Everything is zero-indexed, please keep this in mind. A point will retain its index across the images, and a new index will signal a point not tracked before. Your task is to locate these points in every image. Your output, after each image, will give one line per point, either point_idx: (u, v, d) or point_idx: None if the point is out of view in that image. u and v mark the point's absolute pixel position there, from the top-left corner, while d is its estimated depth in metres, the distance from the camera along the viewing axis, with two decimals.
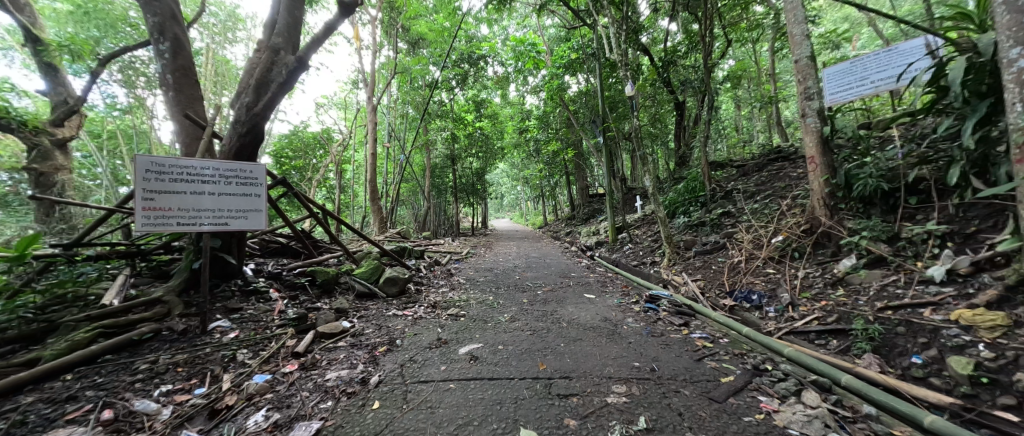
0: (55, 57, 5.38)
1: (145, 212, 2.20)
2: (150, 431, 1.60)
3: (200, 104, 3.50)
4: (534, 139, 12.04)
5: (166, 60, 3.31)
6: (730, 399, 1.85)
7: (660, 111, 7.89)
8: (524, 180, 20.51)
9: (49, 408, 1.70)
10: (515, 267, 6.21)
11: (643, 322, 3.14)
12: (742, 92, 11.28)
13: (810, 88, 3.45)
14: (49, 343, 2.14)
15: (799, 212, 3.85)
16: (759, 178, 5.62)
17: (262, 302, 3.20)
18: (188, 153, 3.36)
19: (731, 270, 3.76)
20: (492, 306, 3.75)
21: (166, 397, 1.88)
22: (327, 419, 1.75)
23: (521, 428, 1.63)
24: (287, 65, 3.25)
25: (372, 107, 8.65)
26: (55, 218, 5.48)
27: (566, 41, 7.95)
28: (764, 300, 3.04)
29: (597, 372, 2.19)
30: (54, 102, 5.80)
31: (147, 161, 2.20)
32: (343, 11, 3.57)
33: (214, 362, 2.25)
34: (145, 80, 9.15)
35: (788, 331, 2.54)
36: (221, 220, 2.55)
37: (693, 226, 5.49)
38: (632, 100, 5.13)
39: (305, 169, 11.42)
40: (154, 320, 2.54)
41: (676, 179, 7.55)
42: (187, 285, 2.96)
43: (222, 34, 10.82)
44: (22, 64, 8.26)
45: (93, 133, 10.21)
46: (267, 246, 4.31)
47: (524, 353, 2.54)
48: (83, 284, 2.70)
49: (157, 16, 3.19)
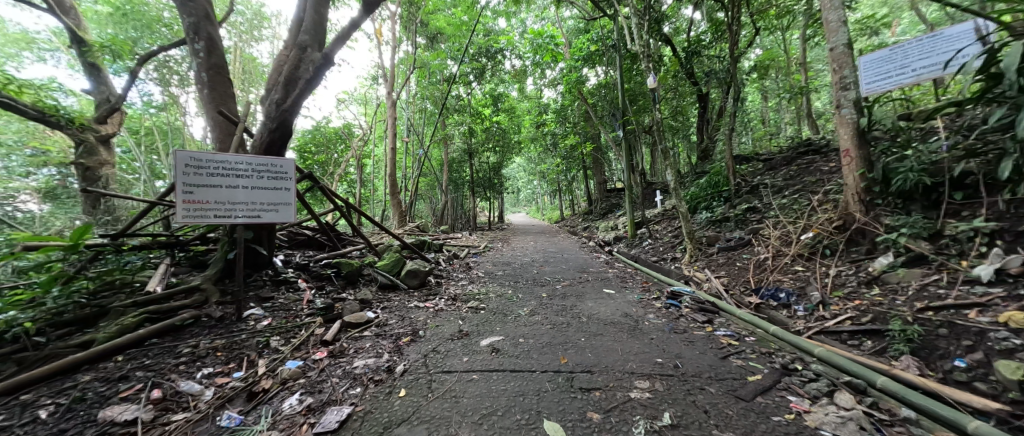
0: (98, 57, 5.66)
1: (185, 205, 2.31)
2: (195, 410, 1.73)
3: (231, 101, 3.61)
4: (551, 133, 11.81)
5: (201, 59, 3.41)
6: (758, 398, 1.81)
7: (682, 103, 7.64)
8: (541, 175, 20.35)
9: (105, 386, 1.83)
10: (533, 261, 6.19)
11: (665, 318, 3.09)
12: (770, 83, 10.81)
13: (847, 77, 3.27)
14: (103, 326, 2.30)
15: (831, 208, 3.68)
16: (787, 173, 5.42)
17: (292, 291, 3.33)
18: (222, 148, 3.50)
19: (757, 267, 3.66)
20: (511, 300, 3.77)
21: (208, 379, 2.00)
22: (357, 404, 1.82)
23: (545, 420, 1.65)
24: (313, 62, 3.28)
25: (392, 102, 8.67)
26: (100, 210, 5.84)
27: (586, 33, 7.76)
28: (792, 298, 2.95)
29: (619, 367, 2.19)
30: (97, 100, 6.10)
31: (186, 156, 2.29)
32: (366, 9, 3.60)
33: (250, 347, 2.37)
34: (179, 78, 9.53)
35: (818, 330, 2.46)
36: (254, 213, 2.65)
37: (716, 222, 5.35)
38: (654, 93, 4.94)
39: (328, 164, 11.73)
40: (194, 307, 2.69)
41: (699, 174, 7.33)
42: (222, 274, 3.09)
43: (249, 32, 11.12)
44: (67, 64, 8.74)
45: (132, 129, 10.75)
46: (294, 238, 4.44)
47: (545, 346, 2.55)
48: (129, 272, 2.90)
49: (191, 16, 3.28)
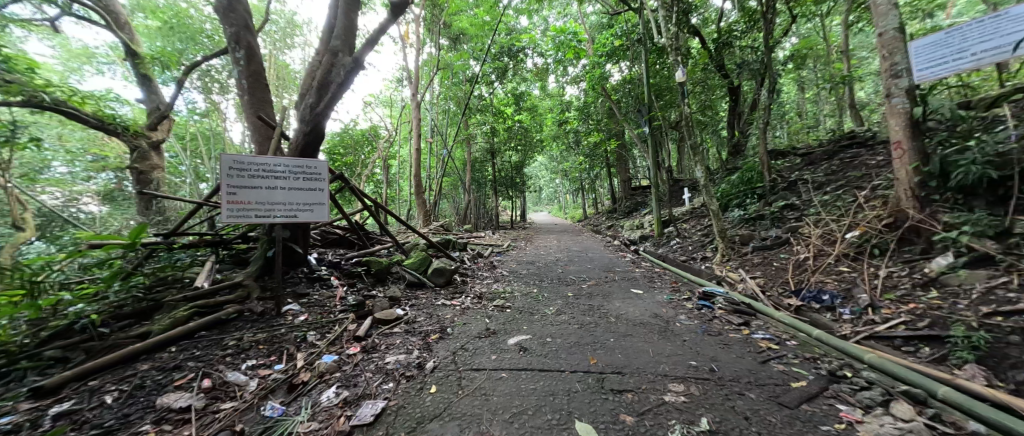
0: (149, 68, 6.14)
1: (230, 205, 2.45)
2: (242, 400, 1.83)
3: (269, 106, 3.78)
4: (574, 130, 11.53)
5: (241, 67, 3.59)
6: (803, 405, 1.71)
7: (712, 97, 7.38)
8: (563, 173, 20.21)
9: (161, 375, 1.96)
10: (557, 260, 6.16)
11: (697, 320, 2.99)
12: (808, 73, 10.24)
13: (898, 64, 3.04)
14: (158, 319, 2.47)
15: (880, 205, 3.44)
16: (829, 168, 5.12)
17: (325, 288, 3.45)
18: (260, 151, 3.68)
19: (797, 268, 3.47)
20: (537, 299, 3.75)
21: (252, 371, 2.11)
22: (390, 399, 1.87)
23: (577, 421, 1.63)
24: (344, 66, 3.38)
25: (416, 103, 8.83)
26: (153, 210, 6.29)
27: (610, 28, 7.63)
28: (837, 300, 2.78)
29: (651, 369, 2.13)
30: (149, 109, 6.56)
31: (231, 159, 2.42)
32: (394, 13, 3.67)
33: (289, 341, 2.48)
34: (219, 86, 10.12)
35: (867, 335, 2.30)
36: (291, 212, 2.76)
37: (749, 220, 5.13)
38: (682, 87, 4.78)
39: (356, 165, 12.12)
40: (237, 302, 2.84)
41: (730, 170, 7.05)
42: (261, 271, 3.25)
43: (283, 40, 11.66)
44: (122, 76, 9.48)
45: (179, 135, 11.54)
46: (326, 237, 4.61)
47: (573, 346, 2.52)
48: (179, 269, 3.10)
49: (233, 27, 3.46)
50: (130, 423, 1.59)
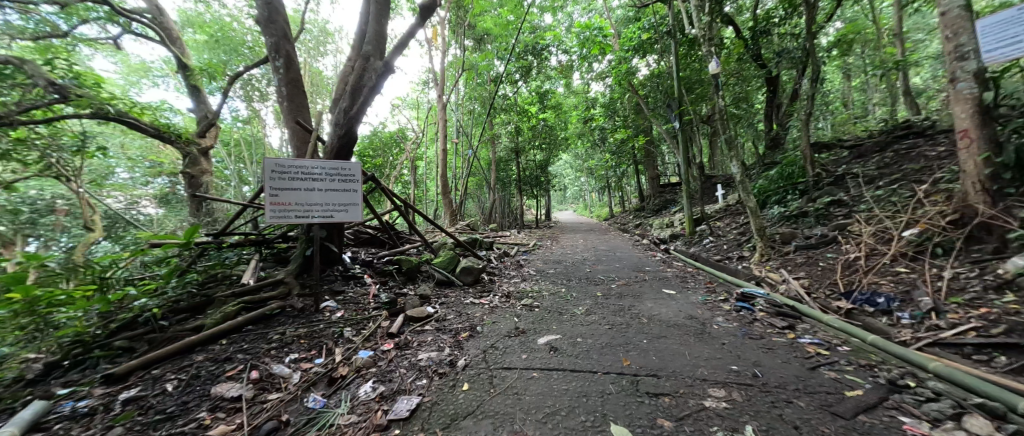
0: (199, 80, 6.60)
1: (272, 206, 2.59)
2: (287, 391, 1.92)
3: (306, 111, 3.95)
4: (600, 127, 11.04)
5: (281, 75, 3.78)
6: (860, 416, 1.59)
7: (747, 89, 7.03)
8: (588, 171, 19.93)
9: (214, 366, 2.10)
10: (584, 259, 6.09)
11: (736, 322, 2.86)
12: (854, 60, 9.56)
13: (965, 45, 2.74)
14: (210, 313, 2.65)
15: (942, 200, 3.15)
16: (881, 161, 4.75)
17: (360, 286, 3.58)
18: (298, 155, 3.87)
19: (846, 268, 3.24)
20: (566, 298, 3.72)
21: (295, 364, 2.22)
22: (424, 395, 1.90)
23: (612, 424, 1.59)
24: (375, 70, 3.49)
25: (442, 104, 9.01)
26: (203, 212, 6.76)
27: (637, 21, 7.44)
28: (894, 303, 2.56)
29: (688, 372, 2.05)
30: (199, 117, 7.06)
31: (272, 163, 2.56)
32: (422, 16, 3.74)
33: (327, 336, 2.58)
34: (259, 94, 10.73)
35: (931, 341, 2.10)
36: (327, 213, 2.87)
37: (790, 217, 4.84)
38: (716, 79, 4.56)
39: (384, 167, 12.51)
40: (279, 298, 2.99)
41: (767, 165, 6.70)
42: (301, 268, 3.42)
43: (316, 48, 12.20)
44: (174, 88, 10.27)
45: (225, 141, 12.38)
46: (359, 236, 4.78)
47: (604, 347, 2.48)
48: (228, 267, 3.32)
49: (273, 37, 3.65)
50: (190, 410, 1.71)
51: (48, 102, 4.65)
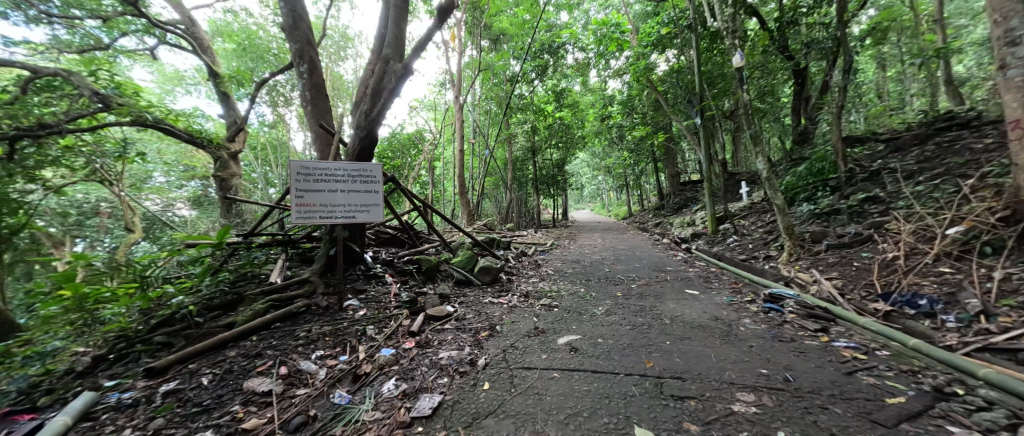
0: (228, 87, 6.89)
1: (298, 207, 2.68)
2: (314, 387, 1.98)
3: (328, 115, 4.06)
4: (618, 125, 11.16)
5: (305, 80, 3.89)
6: (903, 425, 1.50)
7: (773, 82, 6.77)
8: (606, 170, 19.66)
9: (246, 361, 2.19)
10: (603, 259, 6.01)
11: (764, 324, 2.75)
12: (890, 48, 9.05)
13: (1016, 28, 2.54)
14: (241, 310, 2.77)
15: (991, 196, 2.93)
16: (921, 155, 4.47)
17: (381, 285, 3.66)
18: (322, 157, 3.98)
19: (883, 269, 3.07)
20: (585, 298, 3.68)
21: (321, 360, 2.28)
22: (445, 393, 1.92)
23: (636, 426, 1.56)
24: (395, 73, 3.54)
25: (459, 105, 9.08)
26: (233, 213, 7.06)
27: (656, 16, 7.29)
28: (939, 306, 2.41)
29: (714, 376, 1.99)
30: (228, 123, 7.38)
31: (298, 165, 2.65)
32: (440, 18, 3.78)
33: (351, 334, 2.65)
34: (284, 99, 11.11)
35: (982, 346, 1.96)
36: (350, 213, 2.94)
37: (821, 215, 4.63)
38: (740, 72, 4.41)
39: (403, 168, 12.73)
40: (305, 296, 3.09)
41: (795, 161, 6.43)
42: (325, 268, 3.52)
43: (337, 53, 12.53)
44: (206, 95, 10.78)
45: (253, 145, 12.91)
46: (380, 236, 4.88)
47: (626, 348, 2.43)
48: (257, 266, 3.45)
49: (298, 43, 3.76)
50: (224, 403, 1.79)
51: (93, 112, 4.97)
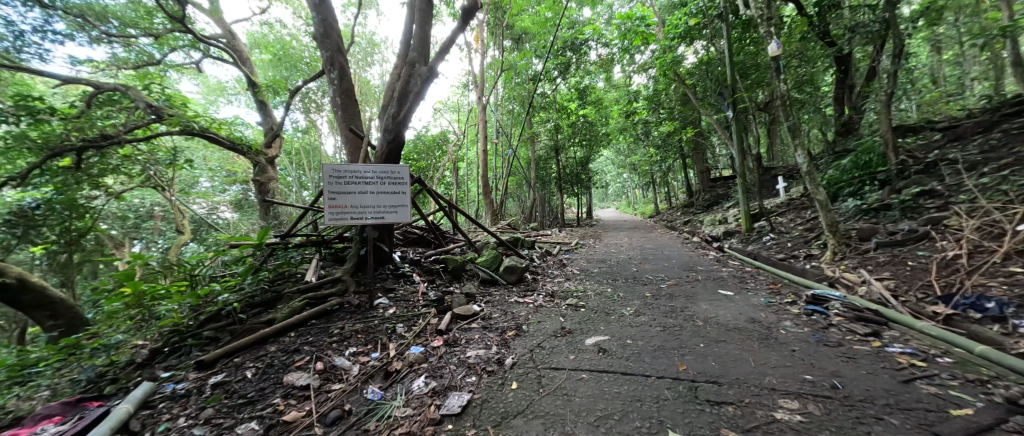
0: (265, 95, 7.29)
1: (331, 209, 2.79)
2: (348, 382, 2.06)
3: (357, 119, 4.20)
4: (643, 121, 10.67)
5: (335, 86, 4.04)
6: None
7: (812, 70, 6.37)
8: (631, 167, 19.21)
9: (285, 356, 2.30)
10: (630, 258, 5.88)
11: (807, 327, 2.59)
12: (948, 28, 8.28)
13: None
14: (279, 307, 2.91)
15: None
16: (987, 144, 4.07)
17: (409, 284, 3.74)
18: (352, 160, 4.13)
19: (942, 268, 2.82)
20: (613, 298, 3.61)
21: (355, 357, 2.37)
22: (474, 392, 1.94)
23: (670, 431, 1.51)
24: (420, 76, 3.61)
25: (481, 106, 9.14)
26: (271, 215, 7.46)
27: (683, 6, 7.06)
28: (1011, 309, 2.18)
29: (753, 381, 1.90)
30: (266, 130, 7.81)
31: (330, 169, 2.76)
32: (464, 19, 3.81)
33: (382, 332, 2.73)
34: (316, 106, 11.62)
35: None
36: (379, 214, 3.03)
37: (868, 211, 4.32)
38: (776, 62, 4.19)
39: (428, 169, 13.00)
40: (338, 295, 3.21)
41: (838, 154, 6.03)
42: (356, 267, 3.65)
43: (364, 59, 12.96)
44: (245, 104, 11.46)
45: (287, 150, 13.60)
46: (407, 236, 5.01)
47: (657, 350, 2.36)
48: (293, 266, 3.62)
49: (328, 51, 3.90)
50: (267, 396, 1.88)
51: (148, 123, 5.40)
